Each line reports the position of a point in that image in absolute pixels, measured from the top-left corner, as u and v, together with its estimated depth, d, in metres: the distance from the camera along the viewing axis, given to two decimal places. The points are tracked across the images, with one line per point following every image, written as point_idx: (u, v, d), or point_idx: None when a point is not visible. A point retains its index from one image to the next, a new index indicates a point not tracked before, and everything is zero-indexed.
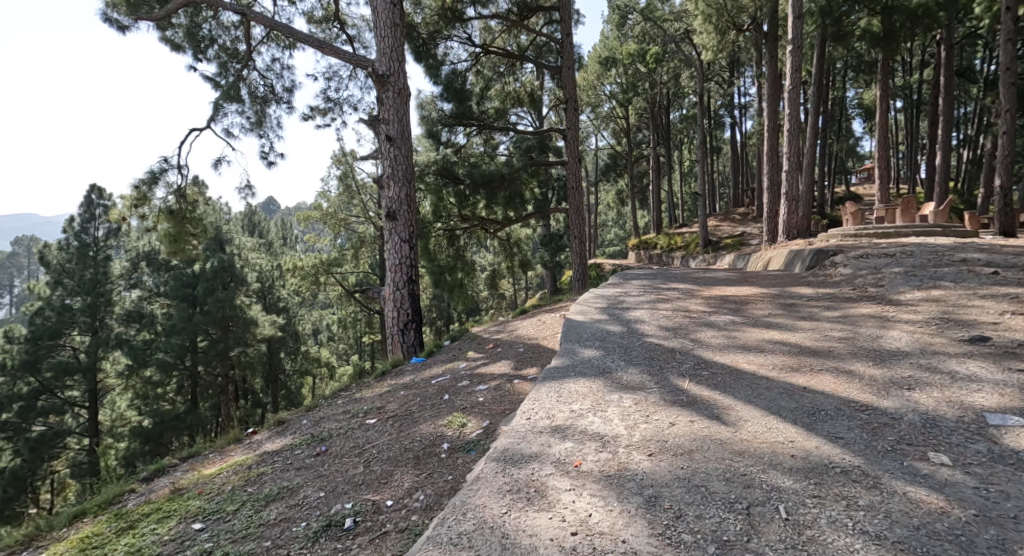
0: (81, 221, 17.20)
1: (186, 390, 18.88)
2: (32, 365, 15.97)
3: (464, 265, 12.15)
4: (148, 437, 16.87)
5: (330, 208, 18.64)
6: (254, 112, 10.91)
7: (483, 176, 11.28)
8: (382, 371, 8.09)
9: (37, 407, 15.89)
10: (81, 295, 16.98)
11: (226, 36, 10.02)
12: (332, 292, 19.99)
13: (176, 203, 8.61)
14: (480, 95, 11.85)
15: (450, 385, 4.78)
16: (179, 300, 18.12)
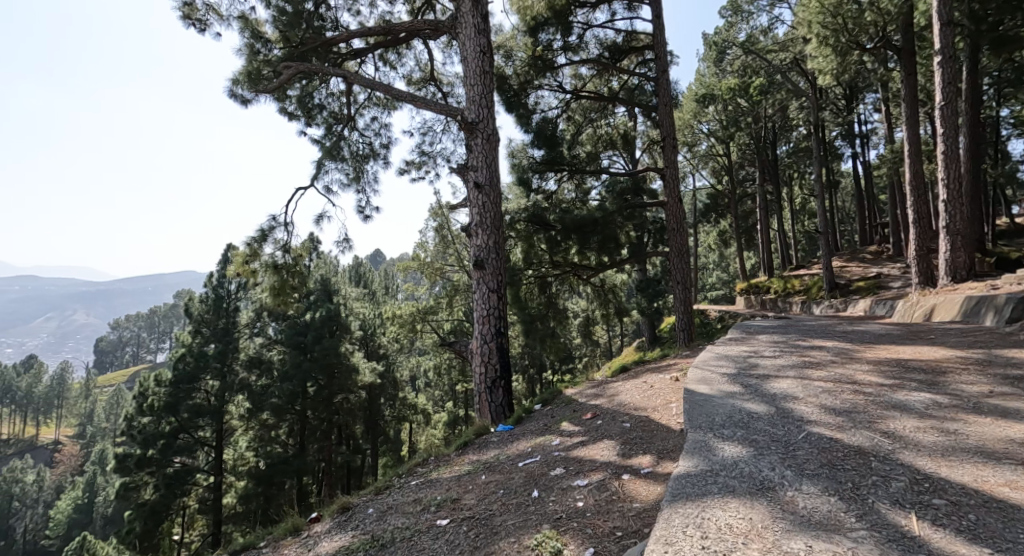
0: (216, 277, 18.49)
1: (292, 433, 19.13)
2: (173, 407, 16.97)
3: (556, 313, 11.34)
4: (260, 479, 17.23)
5: (426, 258, 18.78)
6: (352, 168, 10.99)
7: (573, 220, 10.49)
8: (465, 438, 7.29)
9: (173, 446, 16.94)
10: (216, 342, 18.06)
11: (334, 102, 10.27)
12: (427, 339, 19.91)
13: (282, 256, 8.54)
14: (570, 141, 11.22)
15: (539, 473, 4.48)
16: (291, 347, 18.60)
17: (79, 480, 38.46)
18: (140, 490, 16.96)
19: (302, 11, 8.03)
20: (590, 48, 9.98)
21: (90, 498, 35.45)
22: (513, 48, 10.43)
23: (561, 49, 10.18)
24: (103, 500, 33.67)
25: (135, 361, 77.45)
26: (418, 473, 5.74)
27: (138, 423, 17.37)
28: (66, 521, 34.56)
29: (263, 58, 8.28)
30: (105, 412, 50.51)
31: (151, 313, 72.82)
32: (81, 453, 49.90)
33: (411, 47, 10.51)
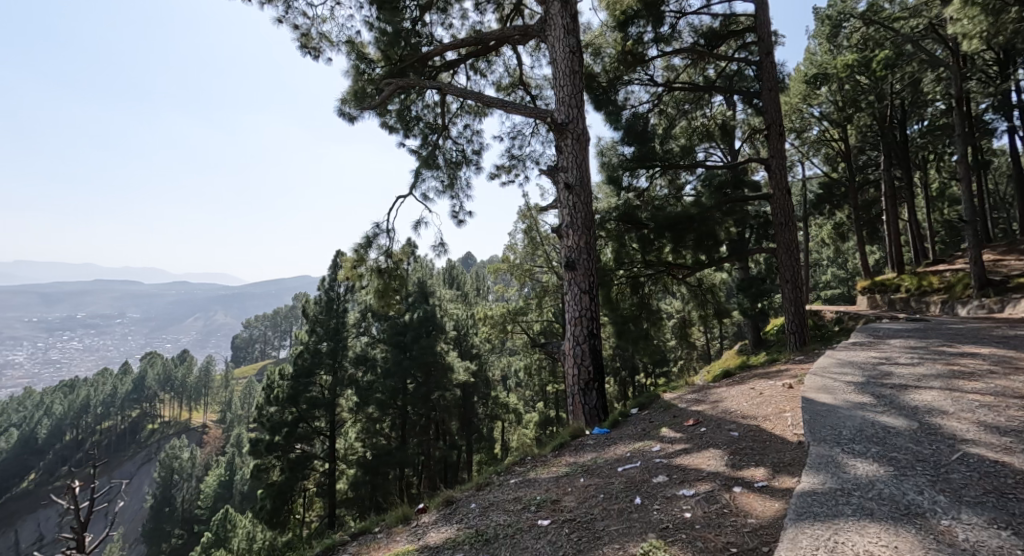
0: (328, 281, 19.83)
1: (395, 426, 20.05)
2: (294, 398, 18.49)
3: (650, 315, 10.98)
4: (368, 468, 18.35)
5: (516, 260, 18.94)
6: (447, 175, 11.31)
7: (666, 217, 10.08)
8: (561, 441, 7.24)
9: (296, 433, 18.47)
10: (328, 340, 19.32)
11: (430, 113, 10.63)
12: (518, 339, 20.05)
13: (384, 261, 8.95)
14: (663, 136, 10.82)
15: (641, 480, 4.33)
16: (393, 346, 19.57)
17: (222, 459, 43.40)
18: (270, 471, 18.68)
19: (401, 30, 8.39)
20: (684, 37, 9.53)
21: (231, 475, 39.90)
22: (603, 45, 10.29)
23: (652, 41, 9.81)
24: (242, 477, 38.02)
25: (262, 355, 85.40)
26: (516, 472, 5.78)
27: (266, 412, 19.19)
28: (215, 494, 39.17)
29: (366, 76, 8.77)
30: (240, 401, 56.24)
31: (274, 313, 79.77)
32: (224, 435, 56.19)
33: (501, 53, 10.64)
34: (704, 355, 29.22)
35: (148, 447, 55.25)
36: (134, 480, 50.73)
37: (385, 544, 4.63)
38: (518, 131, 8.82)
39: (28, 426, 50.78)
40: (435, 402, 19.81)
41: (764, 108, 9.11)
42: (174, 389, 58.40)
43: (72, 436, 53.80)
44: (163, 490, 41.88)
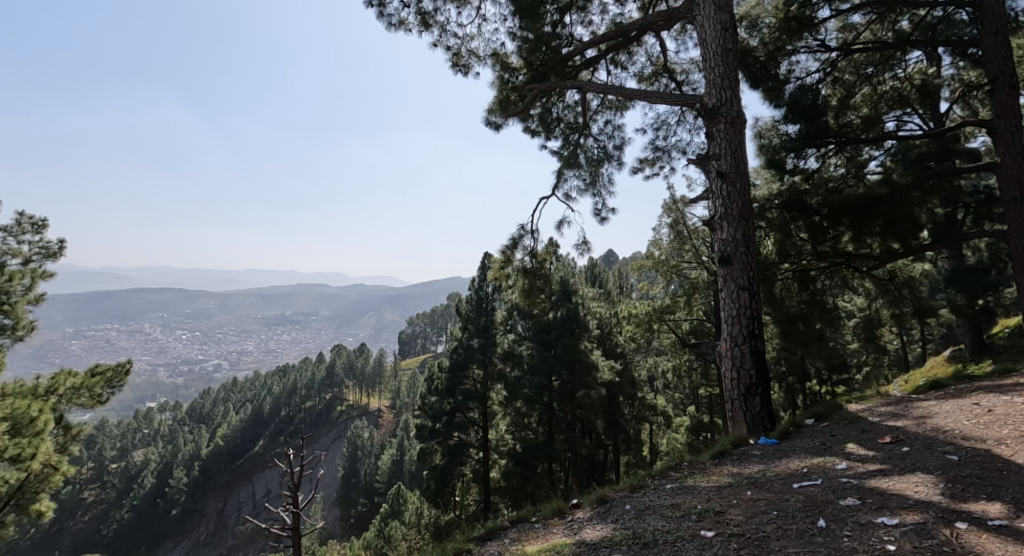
0: (478, 281, 20.76)
1: (541, 422, 20.12)
2: (451, 389, 20.05)
3: (825, 313, 9.61)
4: (518, 461, 18.92)
5: (662, 256, 18.07)
6: (588, 174, 11.03)
7: (843, 201, 8.75)
8: (723, 448, 6.60)
9: (454, 422, 20.09)
10: (478, 337, 20.29)
11: (570, 113, 10.44)
12: (666, 339, 19.10)
13: (530, 260, 8.96)
14: (837, 108, 9.42)
15: (823, 501, 3.73)
16: (538, 344, 19.80)
17: (394, 441, 48.42)
18: (433, 455, 20.57)
19: (543, 35, 8.38)
20: None
21: (401, 456, 44.75)
22: (760, 16, 9.30)
23: (824, 1, 8.62)
24: (410, 460, 42.66)
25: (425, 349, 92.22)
26: (673, 476, 5.36)
27: (429, 402, 21.07)
28: (390, 470, 44.40)
29: (511, 84, 8.97)
30: (406, 391, 61.35)
31: (433, 311, 85.52)
32: (394, 420, 61.97)
33: (644, 43, 10.14)
34: (901, 360, 24.97)
35: (336, 426, 63.50)
36: (327, 453, 59.27)
37: (543, 535, 4.55)
38: (664, 121, 9.25)
39: (257, 403, 63.75)
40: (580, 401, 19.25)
41: (983, 59, 7.46)
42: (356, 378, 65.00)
43: (283, 413, 64.67)
44: (350, 463, 48.74)
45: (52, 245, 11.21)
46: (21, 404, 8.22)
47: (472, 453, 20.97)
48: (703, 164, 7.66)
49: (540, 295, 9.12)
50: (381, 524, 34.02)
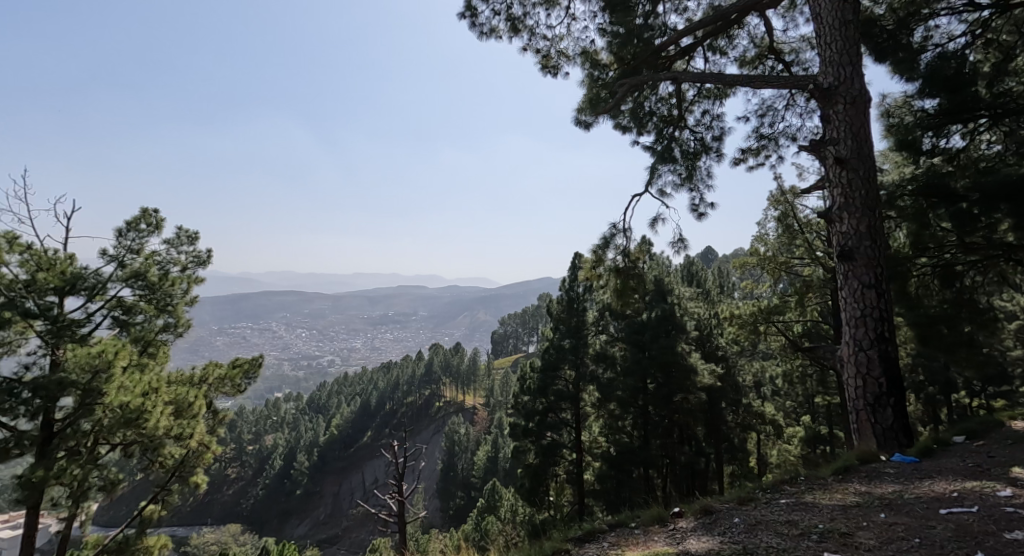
0: (569, 281, 20.38)
1: (636, 426, 19.28)
2: (543, 389, 19.95)
3: (975, 315, 8.18)
4: (613, 464, 18.65)
5: (769, 252, 16.66)
6: (685, 167, 10.27)
7: (997, 182, 6.92)
8: (846, 464, 5.76)
9: (546, 422, 20.01)
10: (570, 338, 19.93)
11: (665, 106, 9.80)
12: (774, 342, 17.56)
13: (622, 259, 8.48)
14: (991, 75, 7.87)
15: (982, 532, 3.56)
16: (631, 345, 18.81)
17: (489, 438, 49.16)
18: (526, 454, 20.63)
19: (635, 27, 7.86)
20: None
21: (495, 453, 45.52)
22: None
23: None
24: (505, 457, 43.38)
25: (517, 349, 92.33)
26: (788, 489, 5.13)
27: (521, 401, 21.13)
28: (485, 466, 45.10)
29: (601, 82, 8.63)
30: (501, 390, 61.90)
31: (524, 310, 85.27)
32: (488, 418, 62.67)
33: (746, 24, 9.23)
34: None
35: (434, 421, 65.55)
36: (426, 447, 61.63)
37: (642, 542, 4.43)
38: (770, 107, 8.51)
39: (365, 396, 69.27)
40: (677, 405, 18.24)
41: None
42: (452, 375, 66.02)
43: (387, 408, 68.19)
44: (448, 457, 50.25)
45: (201, 252, 12.41)
46: (183, 391, 10.06)
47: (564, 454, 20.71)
48: (817, 150, 6.72)
49: (635, 296, 8.51)
50: (478, 518, 34.43)
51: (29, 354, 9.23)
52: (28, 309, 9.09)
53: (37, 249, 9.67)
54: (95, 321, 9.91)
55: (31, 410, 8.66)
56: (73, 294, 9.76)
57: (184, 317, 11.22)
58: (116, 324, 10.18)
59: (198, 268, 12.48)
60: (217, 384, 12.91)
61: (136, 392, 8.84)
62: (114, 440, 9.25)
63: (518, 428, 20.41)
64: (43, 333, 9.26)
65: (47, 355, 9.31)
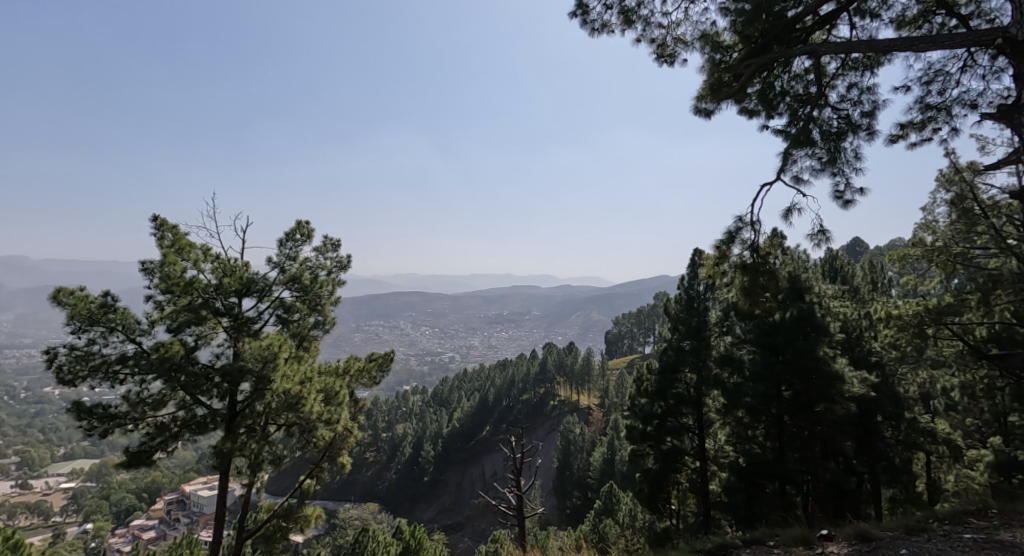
0: (688, 278, 18.92)
1: (770, 436, 16.94)
2: (661, 393, 18.53)
3: None
4: (742, 475, 16.73)
5: (938, 242, 13.88)
6: (826, 151, 8.48)
7: None
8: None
9: (666, 427, 18.61)
10: (690, 339, 18.28)
11: (799, 84, 8.48)
12: (947, 349, 14.67)
13: (750, 255, 8.24)
14: None
15: None
16: (761, 348, 16.84)
17: (606, 439, 47.75)
18: (645, 458, 19.49)
19: (762, 2, 7.12)
20: None
21: (613, 455, 44.26)
22: None
23: None
24: (622, 459, 42.15)
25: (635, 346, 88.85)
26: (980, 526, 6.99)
27: (637, 403, 19.87)
28: (601, 467, 44.38)
29: (723, 65, 7.81)
30: (617, 390, 59.76)
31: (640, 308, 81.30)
32: (604, 418, 60.60)
33: None
34: None
35: (549, 419, 65.28)
36: (541, 445, 61.55)
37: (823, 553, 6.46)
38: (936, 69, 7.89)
39: (483, 391, 70.66)
40: (819, 415, 16.01)
41: None
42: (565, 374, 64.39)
43: (504, 403, 69.38)
44: (563, 456, 49.61)
45: (343, 258, 13.75)
46: (328, 382, 12.34)
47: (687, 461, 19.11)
48: None
49: (764, 295, 8.25)
50: (595, 519, 33.46)
51: (218, 345, 11.58)
52: (217, 309, 11.46)
53: (223, 258, 12.01)
54: (263, 318, 12.16)
55: (221, 390, 11.03)
56: (249, 296, 12.05)
57: (328, 315, 13.36)
58: (279, 321, 12.37)
59: (342, 272, 13.71)
60: (357, 376, 13.80)
61: (295, 380, 11.25)
62: (280, 422, 11.65)
63: (635, 431, 19.19)
64: (228, 328, 11.58)
65: (229, 346, 11.72)
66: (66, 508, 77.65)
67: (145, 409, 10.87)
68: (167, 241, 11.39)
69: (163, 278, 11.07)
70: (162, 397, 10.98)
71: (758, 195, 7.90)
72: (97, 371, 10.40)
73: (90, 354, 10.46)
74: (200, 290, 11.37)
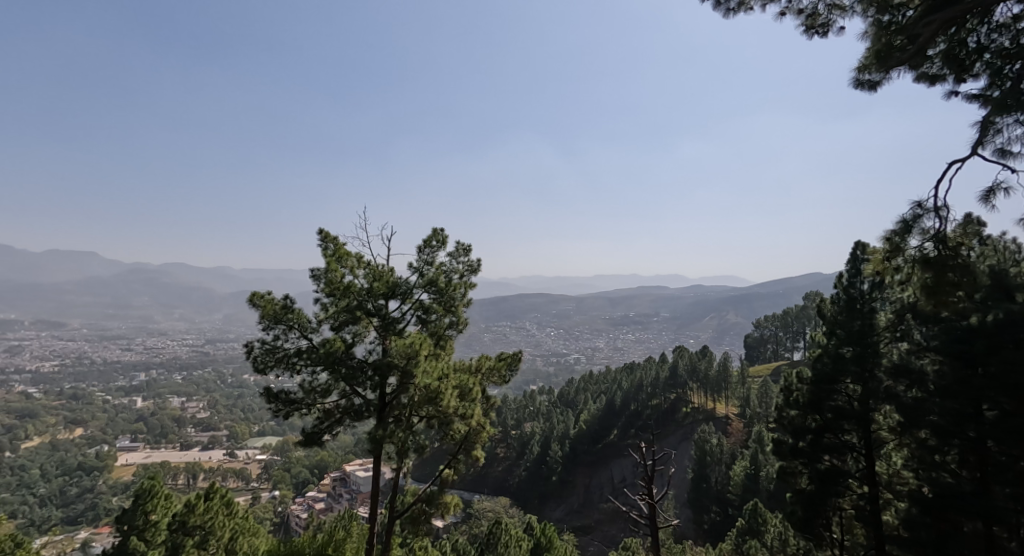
0: (848, 276, 15.28)
1: (972, 462, 10.78)
2: (817, 404, 14.56)
3: None
4: (924, 505, 10.85)
5: None
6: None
7: None
8: None
9: (823, 443, 14.38)
10: (852, 345, 14.35)
11: (1010, 35, 6.05)
12: None
13: (936, 247, 5.97)
14: None
15: None
16: (948, 358, 11.01)
17: (748, 452, 42.95)
18: (799, 478, 15.25)
19: None
20: None
21: (756, 471, 39.71)
22: None
23: None
24: (767, 476, 37.68)
25: (781, 351, 79.93)
26: None
27: (785, 415, 15.85)
28: (743, 484, 40.38)
29: (895, 26, 6.19)
30: (759, 399, 53.83)
31: (786, 310, 72.61)
32: (745, 430, 54.97)
33: None
34: None
35: (683, 427, 61.09)
36: (674, 453, 57.86)
37: None
38: None
39: (609, 394, 68.10)
40: None
41: None
42: (700, 380, 59.14)
43: (633, 407, 66.42)
44: (698, 467, 45.66)
45: (473, 260, 13.08)
46: (463, 378, 11.66)
47: (851, 487, 14.52)
48: None
49: (960, 299, 5.95)
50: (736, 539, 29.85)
51: (370, 342, 11.61)
52: (368, 310, 11.47)
53: (374, 264, 12.03)
54: (406, 319, 11.93)
55: (375, 383, 11.03)
56: (394, 297, 11.88)
57: (464, 314, 12.73)
58: (418, 321, 12.12)
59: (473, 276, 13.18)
60: (488, 374, 13.10)
61: (434, 376, 10.73)
62: (421, 414, 11.09)
63: (784, 448, 15.21)
64: (377, 328, 11.62)
65: (380, 343, 11.66)
66: (255, 475, 89.76)
67: (315, 397, 11.19)
68: (329, 252, 11.64)
69: (326, 283, 11.37)
70: (328, 387, 11.15)
71: (947, 172, 6.25)
72: (280, 362, 11.06)
73: (275, 348, 11.17)
74: (355, 294, 11.43)
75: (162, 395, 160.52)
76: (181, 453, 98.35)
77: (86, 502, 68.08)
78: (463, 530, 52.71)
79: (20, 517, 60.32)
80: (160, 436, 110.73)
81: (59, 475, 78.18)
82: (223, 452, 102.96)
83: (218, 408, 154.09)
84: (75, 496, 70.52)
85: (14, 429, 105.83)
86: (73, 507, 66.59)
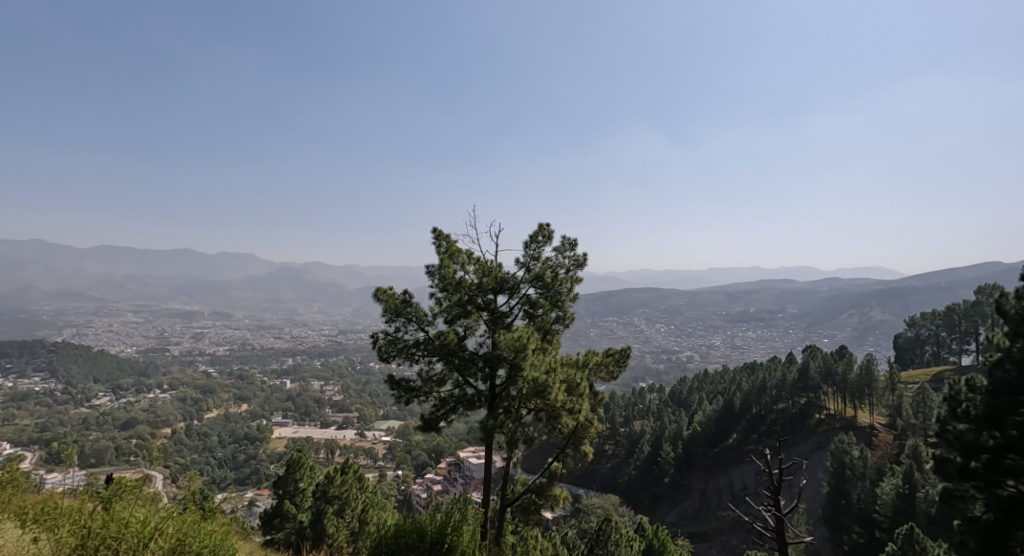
0: None
1: None
2: (995, 418, 10.69)
3: None
4: None
5: None
6: None
7: None
8: None
9: (1005, 465, 10.47)
10: None
11: None
12: None
13: None
14: None
15: None
16: None
17: (901, 468, 36.22)
18: (970, 505, 11.18)
19: None
20: None
21: (912, 491, 32.98)
22: None
23: None
24: (927, 499, 31.51)
25: (942, 352, 67.85)
26: None
27: (948, 431, 11.87)
28: (894, 505, 33.78)
29: None
30: (914, 408, 45.49)
31: (952, 305, 61.09)
32: (896, 443, 46.93)
33: None
34: None
35: (815, 436, 54.34)
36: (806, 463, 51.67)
37: None
38: None
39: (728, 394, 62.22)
40: None
41: None
42: (837, 385, 51.64)
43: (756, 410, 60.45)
44: (836, 480, 39.55)
45: (578, 256, 11.32)
46: (570, 371, 10.06)
47: None
48: None
49: None
50: None
51: (481, 336, 10.30)
52: (479, 304, 10.17)
53: (484, 259, 10.63)
54: (515, 314, 10.48)
55: (487, 373, 9.91)
56: (503, 293, 10.41)
57: (571, 309, 10.99)
58: (525, 316, 10.64)
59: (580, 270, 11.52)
60: (595, 370, 11.22)
61: (541, 368, 9.30)
62: (530, 403, 9.88)
63: (948, 466, 11.22)
64: (487, 322, 10.29)
65: (490, 336, 10.32)
66: (380, 454, 95.04)
67: (431, 386, 10.21)
68: (442, 250, 10.44)
69: (439, 279, 10.15)
70: (444, 376, 10.14)
71: None
72: (401, 352, 10.07)
73: (397, 339, 10.17)
74: (468, 289, 10.14)
75: (302, 378, 177.05)
76: (317, 431, 107.12)
77: (248, 466, 76.27)
78: (574, 522, 51.67)
79: (202, 475, 68.94)
80: (302, 415, 121.94)
81: (225, 442, 88.38)
82: (351, 433, 110.66)
83: (348, 392, 166.38)
84: (241, 459, 79.15)
85: (186, 403, 122.08)
86: (238, 471, 74.98)
